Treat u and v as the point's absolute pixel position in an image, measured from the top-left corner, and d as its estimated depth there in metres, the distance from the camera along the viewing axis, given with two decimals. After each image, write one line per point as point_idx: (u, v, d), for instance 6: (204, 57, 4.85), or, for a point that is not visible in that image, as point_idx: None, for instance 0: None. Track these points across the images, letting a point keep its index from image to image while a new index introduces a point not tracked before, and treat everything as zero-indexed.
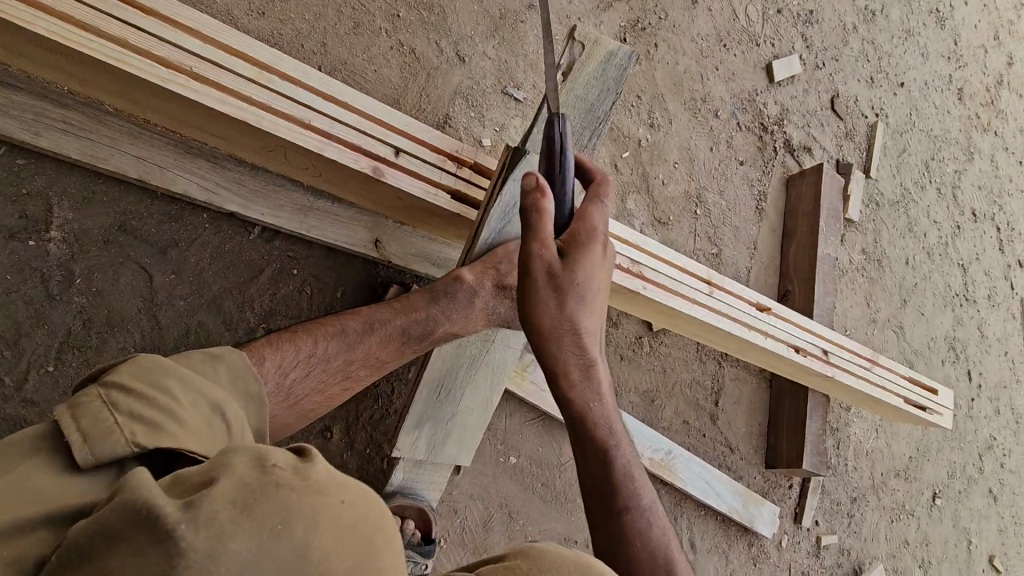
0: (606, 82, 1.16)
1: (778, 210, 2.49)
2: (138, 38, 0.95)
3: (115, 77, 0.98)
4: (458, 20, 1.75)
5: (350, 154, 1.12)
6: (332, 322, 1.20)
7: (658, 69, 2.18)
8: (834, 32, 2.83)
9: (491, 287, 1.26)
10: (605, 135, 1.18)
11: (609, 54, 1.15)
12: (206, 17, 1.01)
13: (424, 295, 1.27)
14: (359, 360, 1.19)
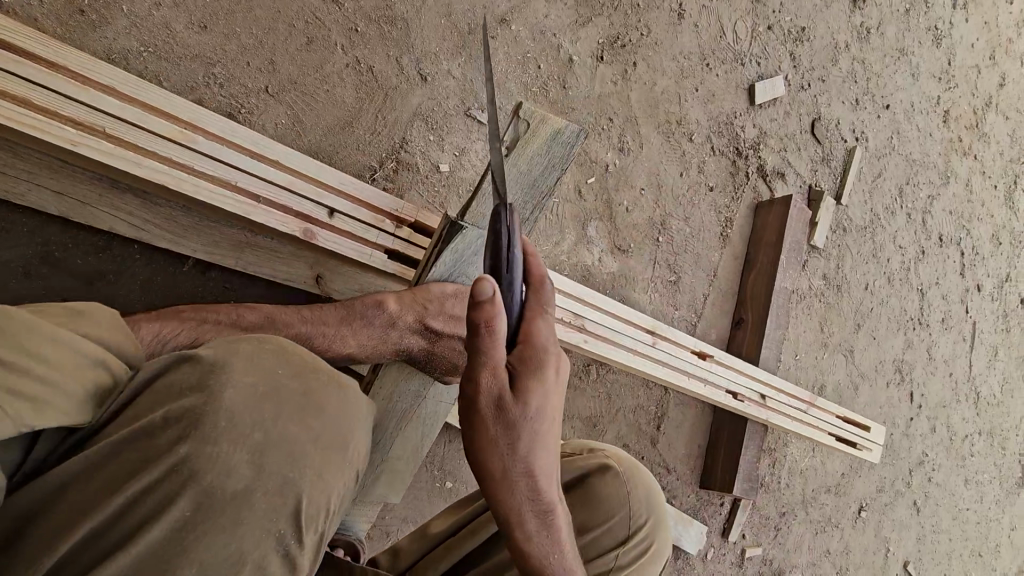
0: (551, 157, 1.12)
1: (743, 236, 2.49)
2: (51, 101, 0.97)
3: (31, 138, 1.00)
4: (422, 36, 1.66)
5: (280, 216, 1.12)
6: (230, 319, 1.14)
7: (635, 90, 2.10)
8: (824, 51, 2.75)
9: (418, 326, 1.19)
10: (546, 209, 1.15)
11: (556, 131, 1.12)
12: (127, 76, 1.03)
13: (338, 311, 1.18)
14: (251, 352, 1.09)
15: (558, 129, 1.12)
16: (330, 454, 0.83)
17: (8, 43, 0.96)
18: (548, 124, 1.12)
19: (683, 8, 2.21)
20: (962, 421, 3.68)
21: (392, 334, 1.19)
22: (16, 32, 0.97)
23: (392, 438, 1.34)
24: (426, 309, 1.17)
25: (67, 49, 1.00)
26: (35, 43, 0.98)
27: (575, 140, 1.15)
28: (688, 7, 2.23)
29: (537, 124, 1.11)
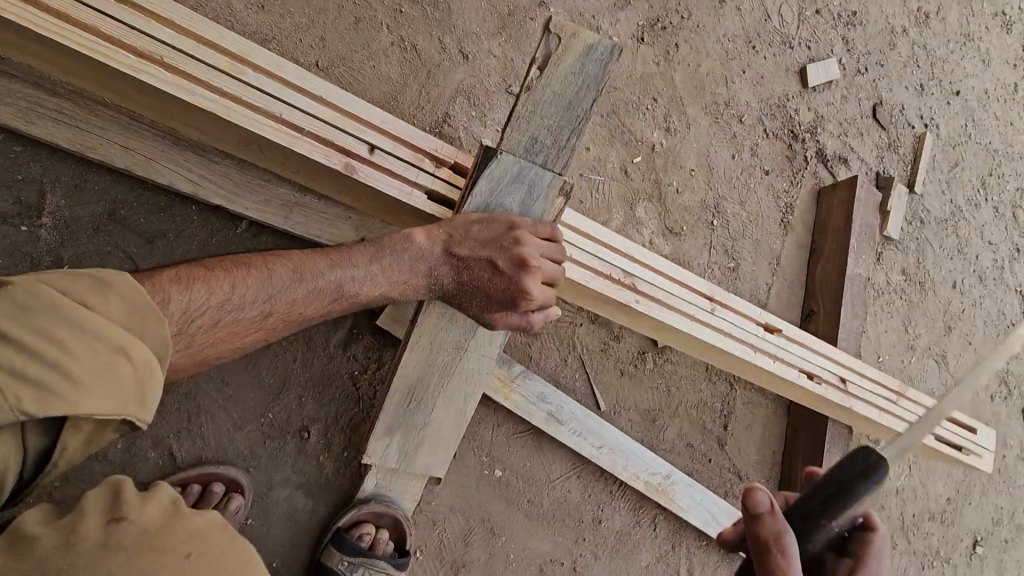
0: (586, 77, 1.09)
1: (807, 223, 2.34)
2: (111, 29, 0.97)
3: (92, 68, 1.01)
4: (463, 17, 1.70)
5: (323, 152, 1.10)
6: (255, 265, 1.09)
7: (679, 71, 2.07)
8: (880, 36, 2.64)
9: (441, 252, 1.13)
10: (584, 133, 1.12)
11: (588, 47, 1.08)
12: (182, 8, 1.02)
13: (368, 248, 1.14)
14: (279, 309, 1.09)
15: (591, 46, 1.09)
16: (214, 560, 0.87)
17: None
18: (580, 40, 1.08)
19: None
20: None
21: (415, 268, 1.14)
22: None
23: (434, 399, 1.30)
24: (453, 235, 1.12)
25: None
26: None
27: (610, 56, 1.10)
28: None
29: (568, 40, 1.07)
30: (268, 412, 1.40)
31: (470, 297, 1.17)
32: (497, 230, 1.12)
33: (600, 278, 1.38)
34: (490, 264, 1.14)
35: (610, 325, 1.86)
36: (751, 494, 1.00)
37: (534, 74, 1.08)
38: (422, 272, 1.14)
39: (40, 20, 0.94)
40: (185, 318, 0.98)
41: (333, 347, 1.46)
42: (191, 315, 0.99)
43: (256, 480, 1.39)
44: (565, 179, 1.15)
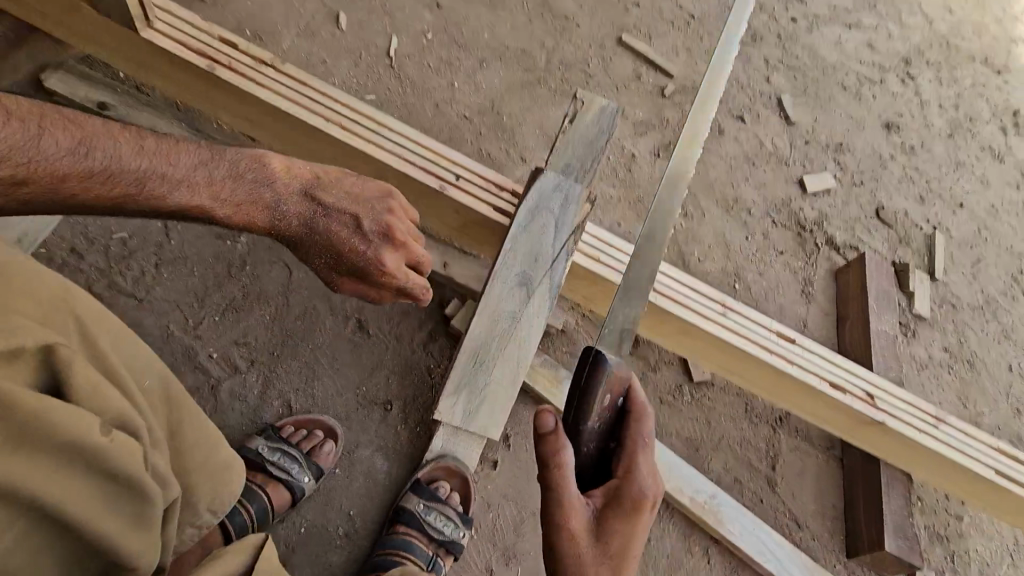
0: (601, 127, 1.73)
1: (828, 296, 2.62)
2: (316, 108, 1.71)
3: (303, 131, 1.74)
4: (523, 140, 2.45)
5: (426, 176, 1.70)
6: (29, 120, 1.14)
7: (691, 176, 2.66)
8: (869, 159, 3.18)
9: (302, 193, 1.41)
10: (600, 160, 1.71)
11: (601, 109, 1.74)
12: (355, 99, 1.74)
13: (180, 148, 1.31)
14: (56, 173, 1.16)
15: (603, 108, 1.74)
16: (192, 461, 1.24)
17: (301, 80, 1.73)
18: (596, 104, 1.74)
19: (723, 128, 2.89)
20: None
21: (269, 193, 1.37)
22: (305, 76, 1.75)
23: (495, 362, 1.62)
24: (318, 182, 1.43)
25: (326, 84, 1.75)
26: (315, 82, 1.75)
27: (616, 115, 1.75)
28: (727, 126, 2.91)
29: (588, 104, 1.74)
30: (364, 385, 1.79)
31: (325, 249, 1.44)
32: (377, 195, 1.48)
33: (624, 277, 1.78)
34: (354, 218, 1.43)
35: (647, 358, 2.15)
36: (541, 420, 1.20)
37: (567, 125, 1.73)
38: (280, 201, 1.38)
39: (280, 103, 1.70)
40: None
41: (416, 342, 1.87)
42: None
43: (349, 438, 1.74)
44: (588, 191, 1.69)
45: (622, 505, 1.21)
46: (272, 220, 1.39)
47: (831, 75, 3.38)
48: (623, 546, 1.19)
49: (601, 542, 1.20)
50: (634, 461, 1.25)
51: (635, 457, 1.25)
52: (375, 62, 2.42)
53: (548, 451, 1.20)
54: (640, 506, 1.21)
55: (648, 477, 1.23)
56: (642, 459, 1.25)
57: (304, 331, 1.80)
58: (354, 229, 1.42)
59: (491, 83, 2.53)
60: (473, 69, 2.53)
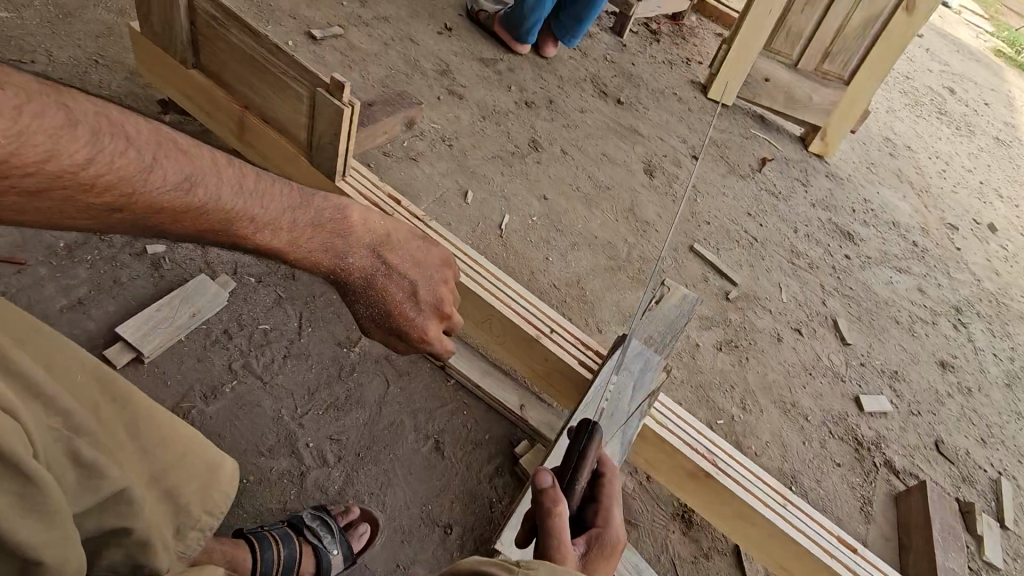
0: (680, 312, 2.03)
1: (889, 520, 2.56)
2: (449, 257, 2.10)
3: None
4: (601, 314, 2.78)
5: (526, 325, 2.00)
6: (164, 147, 1.19)
7: (751, 374, 2.86)
8: (925, 392, 3.29)
9: (369, 253, 1.52)
10: (678, 339, 1.97)
11: (681, 297, 2.05)
12: (479, 256, 2.14)
13: (249, 182, 1.32)
14: (182, 201, 1.20)
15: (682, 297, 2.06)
16: (169, 461, 1.27)
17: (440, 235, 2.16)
18: (676, 294, 2.07)
19: (782, 336, 3.15)
20: None
21: (343, 244, 1.48)
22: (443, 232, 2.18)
23: None
24: (384, 243, 1.54)
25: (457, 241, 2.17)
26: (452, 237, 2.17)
27: (694, 303, 2.05)
28: (786, 335, 3.16)
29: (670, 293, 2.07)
30: (429, 504, 1.89)
31: (378, 307, 1.57)
32: (432, 261, 1.63)
33: (690, 448, 1.91)
34: (411, 284, 1.57)
35: (700, 541, 2.13)
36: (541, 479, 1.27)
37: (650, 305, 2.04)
38: (349, 254, 1.49)
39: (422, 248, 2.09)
40: (30, 138, 0.97)
41: (483, 474, 2.00)
42: (63, 156, 1.02)
43: (404, 552, 1.79)
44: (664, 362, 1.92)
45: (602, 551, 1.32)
46: (341, 268, 1.50)
47: (884, 309, 3.67)
48: None
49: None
50: (607, 514, 1.40)
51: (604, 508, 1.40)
52: (488, 231, 2.92)
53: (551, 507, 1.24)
54: (614, 552, 1.34)
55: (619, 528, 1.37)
56: (613, 516, 1.39)
57: (389, 441, 1.97)
58: (409, 296, 1.57)
59: (579, 263, 2.96)
60: (567, 250, 2.99)
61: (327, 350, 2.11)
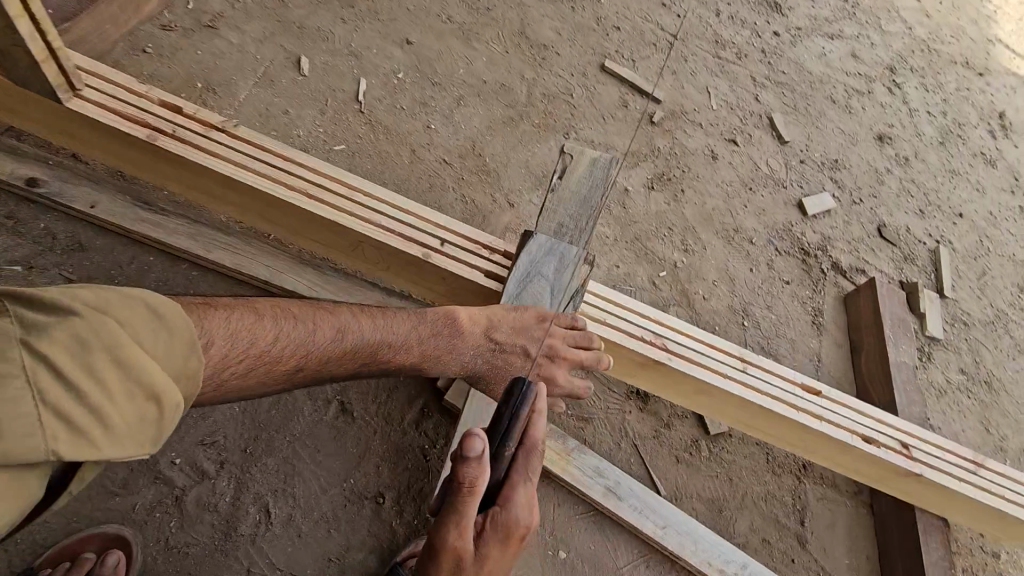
0: (595, 181, 1.53)
1: (840, 325, 2.49)
2: (277, 174, 1.50)
3: (262, 201, 1.52)
4: (509, 180, 2.28)
5: (407, 244, 1.52)
6: (284, 312, 1.23)
7: (688, 208, 2.53)
8: (865, 175, 3.09)
9: (480, 332, 1.40)
10: (598, 219, 1.51)
11: (595, 159, 1.55)
12: (321, 162, 1.56)
13: (392, 318, 1.36)
14: (289, 346, 1.19)
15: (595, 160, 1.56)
16: None
17: (258, 145, 1.54)
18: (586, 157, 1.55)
19: (716, 152, 2.78)
20: None
21: (457, 342, 1.39)
22: (261, 139, 1.55)
23: None
24: (493, 322, 1.40)
25: (286, 148, 1.56)
26: (272, 144, 1.55)
27: (612, 164, 1.56)
28: (720, 151, 2.79)
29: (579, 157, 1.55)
30: (350, 478, 1.58)
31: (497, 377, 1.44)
32: (530, 319, 1.42)
33: (632, 339, 1.61)
34: (523, 350, 1.42)
35: (659, 413, 1.98)
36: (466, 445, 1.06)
37: (556, 181, 1.54)
38: (467, 348, 1.40)
39: (236, 172, 1.48)
40: (229, 342, 1.11)
41: (407, 422, 1.68)
42: (260, 342, 1.16)
43: (334, 541, 1.51)
44: (586, 252, 1.50)
45: (494, 534, 1.18)
46: (462, 359, 1.40)
47: (818, 90, 3.30)
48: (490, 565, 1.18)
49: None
50: (514, 495, 1.18)
51: (515, 489, 1.18)
52: (343, 106, 2.22)
53: (463, 484, 1.08)
54: (509, 539, 1.19)
55: (524, 512, 1.18)
56: (519, 507, 1.18)
57: (281, 422, 1.61)
58: (528, 364, 1.43)
59: (470, 121, 2.36)
60: (451, 108, 2.36)
61: None
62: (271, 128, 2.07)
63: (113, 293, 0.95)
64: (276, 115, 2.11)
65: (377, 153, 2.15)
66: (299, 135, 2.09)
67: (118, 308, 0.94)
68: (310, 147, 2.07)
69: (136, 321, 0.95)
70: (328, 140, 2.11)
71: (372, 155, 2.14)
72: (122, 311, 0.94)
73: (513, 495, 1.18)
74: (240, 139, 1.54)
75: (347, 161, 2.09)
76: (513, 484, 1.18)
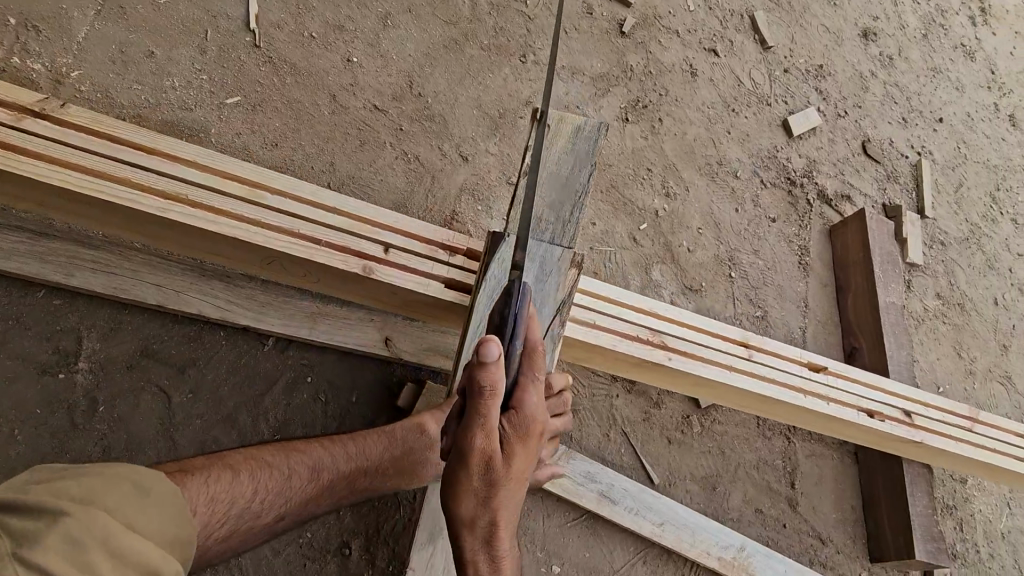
0: (578, 156, 1.17)
1: (825, 262, 2.31)
2: (141, 176, 1.07)
3: (125, 214, 1.10)
4: (460, 125, 1.84)
5: (338, 256, 1.16)
6: (258, 466, 1.10)
7: (667, 142, 2.22)
8: (850, 82, 2.78)
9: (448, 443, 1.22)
10: (587, 205, 1.15)
11: (576, 129, 1.18)
12: (205, 152, 1.13)
13: (379, 441, 1.23)
14: (265, 505, 1.08)
15: (578, 126, 1.18)
16: None
17: (106, 134, 1.09)
18: (567, 125, 1.18)
19: (695, 68, 2.39)
20: None
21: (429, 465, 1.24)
22: (111, 125, 1.10)
23: None
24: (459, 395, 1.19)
25: (151, 135, 1.12)
26: (129, 133, 1.10)
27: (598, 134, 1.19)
28: (700, 66, 2.41)
29: (556, 127, 1.18)
30: (306, 531, 1.35)
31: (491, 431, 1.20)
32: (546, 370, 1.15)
33: (629, 340, 1.39)
34: None
35: (647, 393, 1.82)
36: (480, 352, 0.83)
37: (529, 159, 1.15)
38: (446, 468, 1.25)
39: (75, 180, 1.03)
40: (222, 510, 1.01)
41: None
42: (243, 507, 1.05)
43: None
44: (575, 250, 1.14)
45: (519, 446, 0.93)
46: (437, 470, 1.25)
47: None
48: (515, 485, 0.93)
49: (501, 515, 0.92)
50: (527, 395, 0.95)
51: (525, 388, 0.95)
52: (232, 38, 1.67)
53: (480, 396, 0.84)
54: (531, 446, 0.95)
55: (538, 411, 0.96)
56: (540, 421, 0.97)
57: None
58: None
59: (403, 49, 1.86)
60: (376, 31, 1.84)
61: (33, 393, 1.27)
62: (133, 78, 1.54)
63: (139, 496, 0.83)
64: (137, 58, 1.56)
65: (286, 103, 1.66)
66: (175, 86, 1.57)
67: (111, 493, 0.80)
68: (193, 104, 1.57)
69: (132, 505, 0.81)
70: (217, 90, 1.60)
71: (279, 106, 1.65)
72: (117, 494, 0.80)
73: (527, 396, 0.95)
74: (77, 128, 1.08)
75: (245, 118, 1.60)
76: (524, 384, 0.96)
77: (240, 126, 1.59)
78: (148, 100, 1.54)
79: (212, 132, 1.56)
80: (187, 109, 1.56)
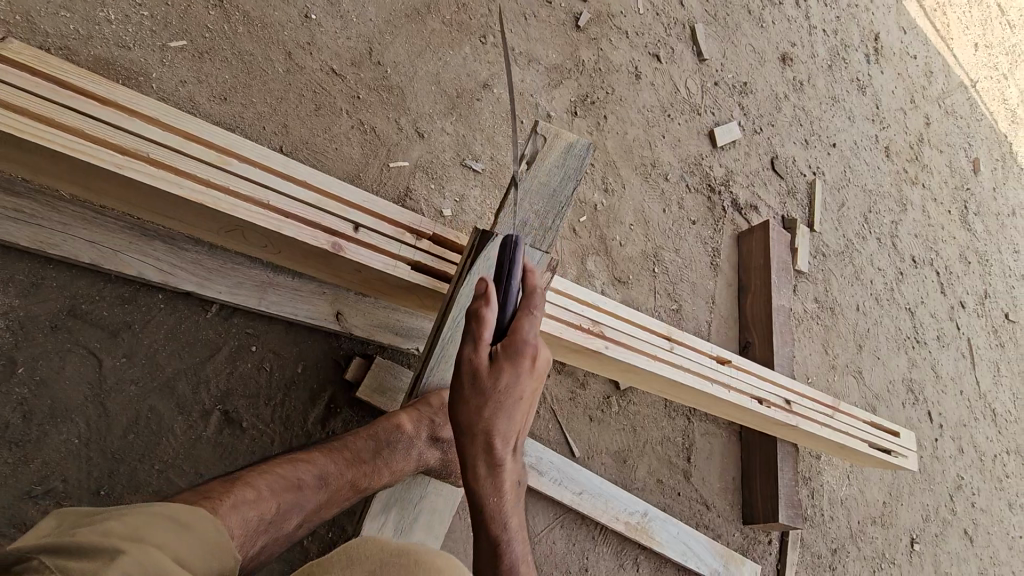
0: (566, 170, 1.27)
1: (732, 264, 2.58)
2: (96, 129, 1.00)
3: (75, 167, 1.02)
4: (416, 100, 1.83)
5: (310, 231, 1.15)
6: (272, 479, 1.09)
7: (609, 139, 2.36)
8: (767, 101, 3.06)
9: (428, 439, 1.32)
10: (567, 217, 1.24)
11: (569, 145, 1.27)
12: (167, 108, 1.07)
13: (367, 443, 1.27)
14: (285, 518, 1.09)
15: (570, 145, 1.28)
16: None
17: (53, 77, 0.99)
18: (561, 141, 1.27)
19: (639, 70, 2.53)
20: (987, 439, 3.32)
21: (409, 463, 1.31)
22: (58, 69, 1.00)
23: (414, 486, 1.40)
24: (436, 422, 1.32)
25: (107, 84, 1.04)
26: (78, 78, 1.01)
27: (585, 153, 1.30)
28: (644, 69, 2.55)
29: (551, 141, 1.27)
30: None
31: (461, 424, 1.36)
32: None
33: (572, 328, 1.52)
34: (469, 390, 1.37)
35: (574, 374, 1.98)
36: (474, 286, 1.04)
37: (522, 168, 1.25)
38: (419, 463, 1.33)
39: (18, 124, 0.94)
40: (252, 527, 1.00)
41: (311, 424, 1.43)
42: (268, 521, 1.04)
43: None
44: (550, 258, 1.25)
45: (508, 374, 1.05)
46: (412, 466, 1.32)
47: None
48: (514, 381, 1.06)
49: (498, 390, 1.05)
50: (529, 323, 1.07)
51: (522, 320, 1.06)
52: None
53: (472, 318, 1.03)
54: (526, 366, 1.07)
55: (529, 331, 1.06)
56: (531, 318, 1.07)
57: (144, 448, 1.28)
58: None
59: (363, 13, 1.80)
60: None
61: None
62: (59, 3, 1.38)
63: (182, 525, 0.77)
64: None
65: (236, 54, 1.57)
66: (110, 18, 1.44)
67: (155, 531, 0.71)
68: (131, 42, 1.45)
69: (178, 539, 0.74)
70: (159, 31, 1.48)
71: (228, 57, 1.56)
72: (159, 533, 0.72)
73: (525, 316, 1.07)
74: (17, 66, 0.98)
75: (191, 66, 1.50)
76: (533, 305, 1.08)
77: (185, 74, 1.49)
78: (77, 31, 1.39)
79: (153, 76, 1.46)
80: (124, 48, 1.44)
